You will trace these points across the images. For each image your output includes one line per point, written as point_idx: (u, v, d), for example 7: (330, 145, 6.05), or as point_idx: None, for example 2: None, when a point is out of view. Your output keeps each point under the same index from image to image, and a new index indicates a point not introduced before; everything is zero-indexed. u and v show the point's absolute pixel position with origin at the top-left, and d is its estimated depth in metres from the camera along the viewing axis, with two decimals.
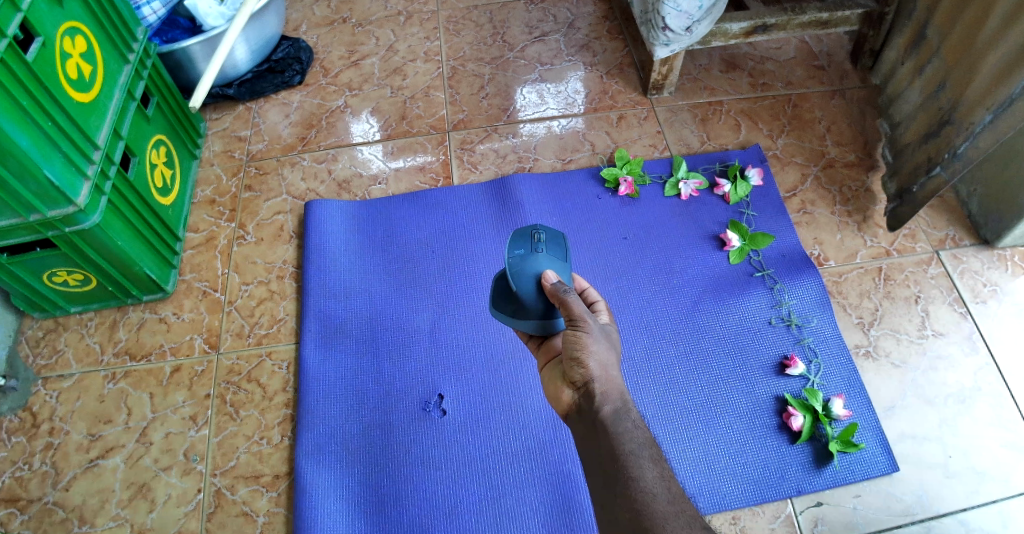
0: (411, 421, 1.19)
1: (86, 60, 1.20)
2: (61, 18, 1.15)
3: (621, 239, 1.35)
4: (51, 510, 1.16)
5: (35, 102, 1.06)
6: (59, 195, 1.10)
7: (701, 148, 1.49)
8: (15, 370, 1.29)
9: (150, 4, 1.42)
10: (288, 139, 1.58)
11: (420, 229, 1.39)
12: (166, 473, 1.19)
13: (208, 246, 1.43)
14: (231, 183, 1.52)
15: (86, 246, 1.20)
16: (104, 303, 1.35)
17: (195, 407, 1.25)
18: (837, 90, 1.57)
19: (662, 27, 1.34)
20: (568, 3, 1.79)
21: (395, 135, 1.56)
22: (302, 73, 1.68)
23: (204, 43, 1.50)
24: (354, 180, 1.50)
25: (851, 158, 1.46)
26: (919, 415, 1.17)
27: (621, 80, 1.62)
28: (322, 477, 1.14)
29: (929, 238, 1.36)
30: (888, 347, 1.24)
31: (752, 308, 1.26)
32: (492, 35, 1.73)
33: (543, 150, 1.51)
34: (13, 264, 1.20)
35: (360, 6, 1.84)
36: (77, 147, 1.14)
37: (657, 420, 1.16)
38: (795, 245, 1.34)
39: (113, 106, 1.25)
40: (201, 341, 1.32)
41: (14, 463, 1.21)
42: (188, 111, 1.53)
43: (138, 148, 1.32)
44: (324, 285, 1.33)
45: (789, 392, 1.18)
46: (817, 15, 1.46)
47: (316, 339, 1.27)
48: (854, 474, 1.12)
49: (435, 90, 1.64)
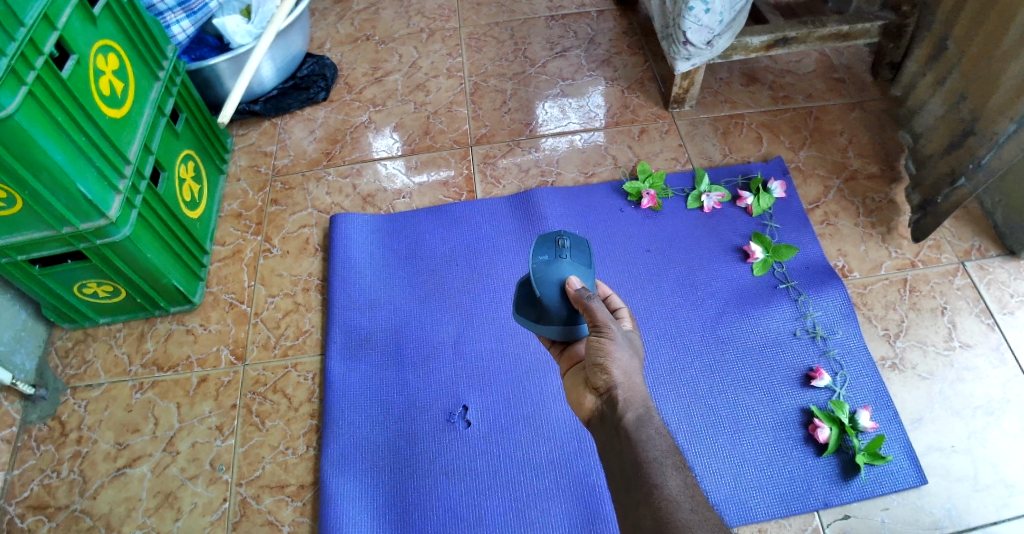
0: (436, 432, 1.19)
1: (118, 77, 1.23)
2: (95, 36, 1.19)
3: (644, 252, 1.36)
4: (78, 517, 1.18)
5: (71, 118, 1.09)
6: (92, 209, 1.13)
7: (723, 162, 1.50)
8: (46, 379, 1.32)
9: (179, 23, 1.46)
10: (313, 154, 1.60)
11: (444, 241, 1.41)
12: (193, 482, 1.20)
13: (236, 258, 1.45)
14: (258, 197, 1.54)
15: (116, 258, 1.23)
16: (132, 315, 1.38)
17: (222, 417, 1.26)
18: (858, 102, 1.57)
19: (683, 41, 1.36)
20: (589, 19, 1.81)
21: (418, 150, 1.59)
22: (326, 89, 1.71)
23: (231, 61, 1.54)
24: (378, 193, 1.52)
25: (873, 170, 1.46)
26: (947, 427, 1.16)
27: (641, 94, 1.63)
28: (348, 488, 1.15)
29: (954, 249, 1.35)
30: (914, 359, 1.23)
31: (777, 320, 1.26)
32: (513, 51, 1.76)
33: (565, 163, 1.52)
34: (46, 275, 1.24)
35: (383, 23, 1.87)
36: (110, 161, 1.17)
37: (683, 432, 1.16)
38: (819, 257, 1.33)
39: (144, 121, 1.28)
40: (227, 352, 1.33)
41: (42, 471, 1.23)
42: (215, 126, 1.56)
43: (168, 163, 1.36)
44: (349, 297, 1.34)
45: (815, 404, 1.17)
46: (837, 28, 1.46)
47: (342, 350, 1.28)
48: (883, 487, 1.10)
49: (458, 105, 1.66)
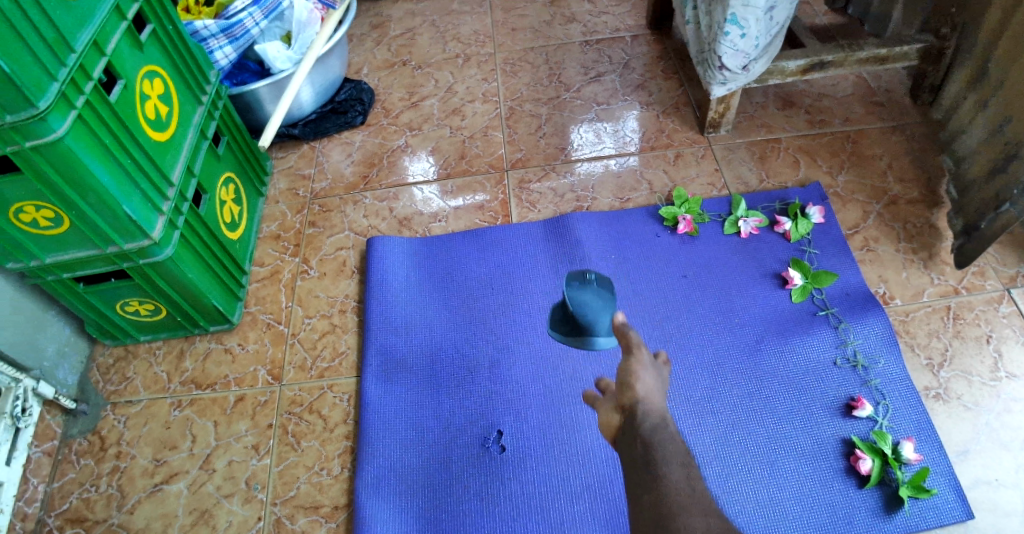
0: (471, 456, 1.19)
1: (162, 102, 1.26)
2: (141, 62, 1.22)
3: (681, 277, 1.35)
4: (115, 532, 1.20)
5: (117, 141, 1.12)
6: (136, 229, 1.16)
7: (760, 187, 1.49)
8: (88, 394, 1.36)
9: (222, 49, 1.50)
10: (351, 178, 1.63)
11: (479, 265, 1.42)
12: (228, 500, 1.22)
13: (274, 279, 1.48)
14: (297, 219, 1.57)
15: (158, 277, 1.26)
16: (172, 333, 1.41)
17: (258, 436, 1.28)
18: (897, 126, 1.56)
19: (719, 66, 1.36)
20: (623, 44, 1.82)
21: (454, 174, 1.60)
22: (364, 113, 1.75)
23: (271, 86, 1.58)
24: (414, 217, 1.54)
25: (914, 195, 1.44)
26: (995, 460, 1.12)
27: (676, 119, 1.64)
28: (381, 511, 1.15)
29: (998, 276, 1.32)
30: (959, 389, 1.20)
31: (816, 348, 1.24)
32: (548, 76, 1.77)
33: (601, 189, 1.53)
34: (91, 293, 1.27)
35: (420, 49, 1.91)
36: (154, 184, 1.20)
37: (719, 462, 1.14)
38: (859, 284, 1.31)
39: (187, 144, 1.32)
40: (265, 372, 1.35)
41: (82, 484, 1.25)
42: (257, 150, 1.60)
43: (209, 185, 1.39)
44: (386, 319, 1.36)
45: (856, 434, 1.15)
46: (875, 51, 1.46)
47: (378, 372, 1.29)
48: (927, 522, 1.07)
49: (494, 130, 1.68)
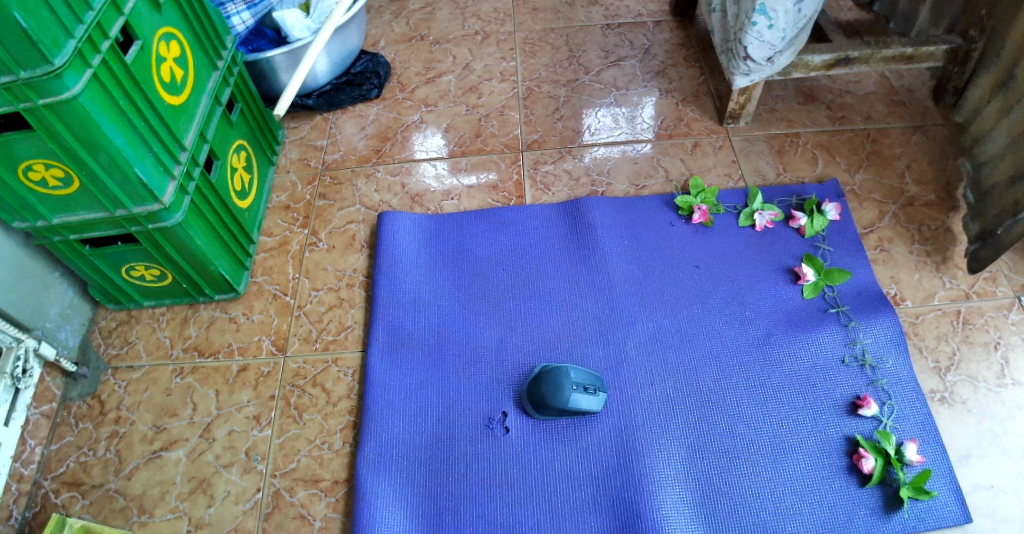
0: (474, 436, 1.19)
1: (179, 65, 1.24)
2: (159, 23, 1.20)
3: (693, 267, 1.34)
4: (112, 497, 1.20)
5: (132, 103, 1.10)
6: (146, 193, 1.14)
7: (777, 181, 1.47)
8: (88, 357, 1.35)
9: (240, 15, 1.48)
10: (363, 151, 1.61)
11: (490, 246, 1.40)
12: (227, 470, 1.21)
13: (281, 250, 1.47)
14: (306, 191, 1.56)
15: (166, 243, 1.24)
16: (177, 300, 1.40)
17: (260, 407, 1.27)
18: (918, 127, 1.54)
19: (744, 56, 1.34)
20: (645, 29, 1.80)
21: (469, 152, 1.59)
22: (379, 87, 1.72)
23: (287, 54, 1.56)
24: (426, 194, 1.52)
25: (931, 198, 1.42)
26: (995, 466, 1.12)
27: (696, 108, 1.62)
28: (381, 487, 1.15)
29: (1011, 283, 1.31)
30: (965, 394, 1.19)
31: (825, 345, 1.23)
32: (568, 58, 1.75)
33: (616, 174, 1.51)
34: (97, 256, 1.26)
35: (438, 24, 1.88)
36: (167, 147, 1.18)
37: (721, 453, 1.14)
38: (872, 283, 1.30)
39: (201, 110, 1.30)
40: (269, 343, 1.34)
41: (79, 448, 1.25)
42: (269, 118, 1.58)
43: (221, 151, 1.37)
44: (394, 295, 1.34)
45: (860, 433, 1.14)
46: (902, 49, 1.44)
47: (383, 348, 1.28)
48: (926, 523, 1.07)
49: (510, 110, 1.66)
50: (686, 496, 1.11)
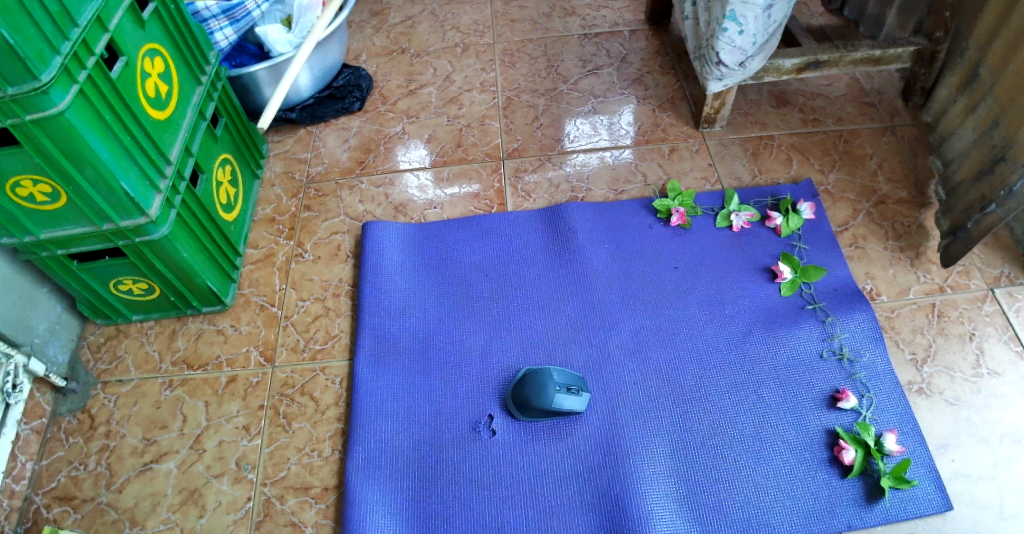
0: (461, 440, 1.20)
1: (163, 80, 1.26)
2: (143, 40, 1.22)
3: (672, 269, 1.37)
4: (103, 510, 1.21)
5: (118, 117, 1.12)
6: (133, 206, 1.16)
7: (753, 182, 1.51)
8: (77, 373, 1.36)
9: (222, 30, 1.50)
10: (346, 163, 1.64)
11: (474, 252, 1.43)
12: (217, 480, 1.23)
13: (267, 262, 1.49)
14: (291, 203, 1.58)
15: (153, 256, 1.25)
16: (165, 313, 1.41)
17: (249, 417, 1.28)
18: (889, 127, 1.58)
19: (716, 62, 1.38)
20: (621, 38, 1.84)
21: (450, 162, 1.61)
22: (361, 99, 1.75)
23: (270, 69, 1.58)
24: (410, 203, 1.54)
25: (903, 195, 1.46)
26: (973, 454, 1.15)
27: (672, 114, 1.65)
28: (372, 493, 1.16)
29: (983, 276, 1.34)
30: (942, 385, 1.22)
31: (804, 341, 1.26)
32: (546, 68, 1.79)
33: (595, 180, 1.54)
34: (84, 270, 1.27)
35: (419, 37, 1.92)
36: (152, 161, 1.20)
37: (705, 450, 1.16)
38: (848, 279, 1.33)
39: (186, 124, 1.32)
40: (257, 353, 1.36)
41: (70, 463, 1.26)
42: (252, 132, 1.60)
43: (206, 165, 1.39)
44: (380, 304, 1.36)
45: (840, 426, 1.17)
46: (869, 52, 1.48)
47: (370, 356, 1.30)
48: (907, 512, 1.09)
49: (491, 119, 1.69)
50: (672, 492, 1.13)
